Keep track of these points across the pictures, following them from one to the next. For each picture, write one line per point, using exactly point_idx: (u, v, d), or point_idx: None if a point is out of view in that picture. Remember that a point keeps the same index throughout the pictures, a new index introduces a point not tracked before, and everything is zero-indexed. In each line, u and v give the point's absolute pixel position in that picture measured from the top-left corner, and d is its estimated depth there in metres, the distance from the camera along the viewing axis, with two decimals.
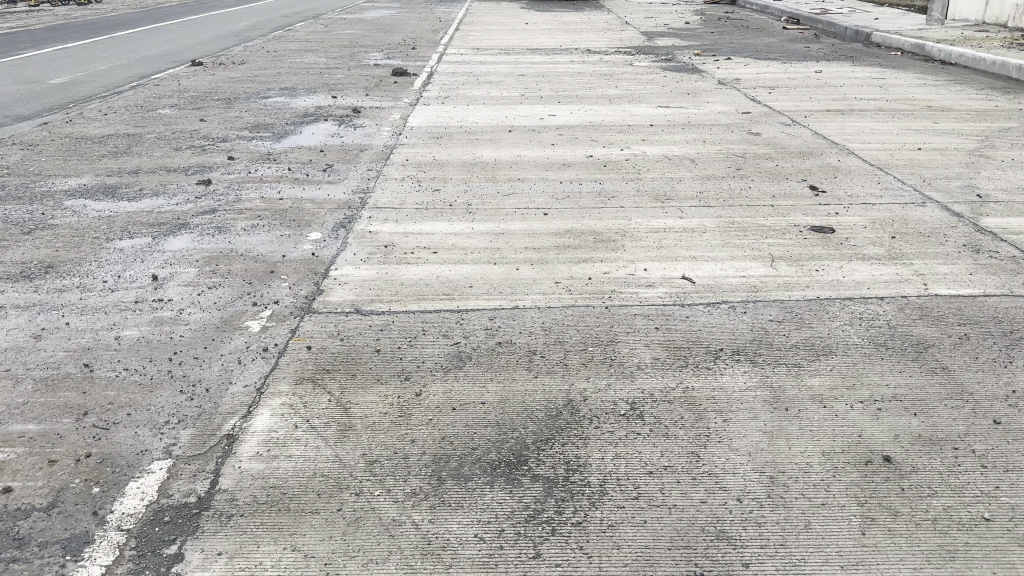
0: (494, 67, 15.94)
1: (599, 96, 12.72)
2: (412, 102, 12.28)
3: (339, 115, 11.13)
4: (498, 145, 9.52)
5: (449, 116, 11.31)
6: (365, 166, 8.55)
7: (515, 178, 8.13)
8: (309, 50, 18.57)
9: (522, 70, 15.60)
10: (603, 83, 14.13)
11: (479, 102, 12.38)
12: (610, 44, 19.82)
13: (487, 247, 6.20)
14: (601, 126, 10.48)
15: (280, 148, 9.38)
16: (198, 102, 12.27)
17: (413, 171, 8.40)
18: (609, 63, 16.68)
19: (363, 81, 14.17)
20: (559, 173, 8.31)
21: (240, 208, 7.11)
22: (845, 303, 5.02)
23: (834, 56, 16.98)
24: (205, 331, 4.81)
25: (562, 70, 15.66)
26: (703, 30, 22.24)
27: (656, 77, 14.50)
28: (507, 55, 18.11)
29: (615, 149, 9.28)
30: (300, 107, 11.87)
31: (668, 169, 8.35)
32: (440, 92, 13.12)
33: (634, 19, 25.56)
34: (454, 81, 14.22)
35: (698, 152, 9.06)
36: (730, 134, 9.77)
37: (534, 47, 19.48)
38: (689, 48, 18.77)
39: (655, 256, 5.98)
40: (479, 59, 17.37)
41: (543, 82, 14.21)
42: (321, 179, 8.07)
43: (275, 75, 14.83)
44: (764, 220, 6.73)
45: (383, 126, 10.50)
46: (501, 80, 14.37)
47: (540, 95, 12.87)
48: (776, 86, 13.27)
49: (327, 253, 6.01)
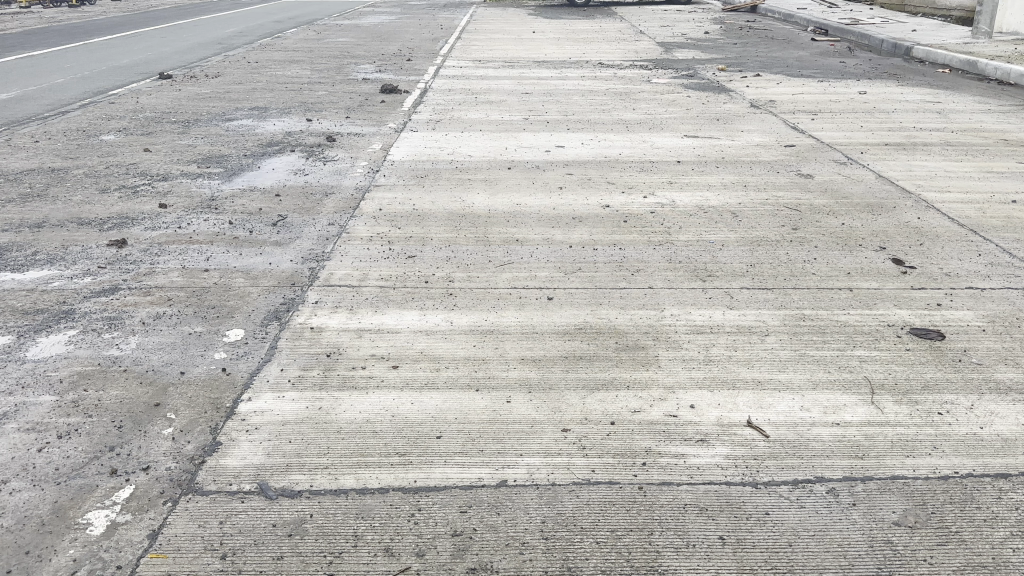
0: (495, 84, 14.28)
1: (615, 122, 11.03)
2: (397, 128, 10.63)
3: (309, 146, 9.48)
4: (494, 189, 7.84)
5: (440, 146, 9.65)
6: (326, 219, 6.88)
7: (513, 239, 6.44)
8: (293, 61, 16.91)
9: (527, 87, 13.93)
10: (619, 104, 12.44)
11: (476, 128, 10.72)
12: (624, 57, 18.15)
13: (470, 356, 4.51)
14: (619, 163, 8.79)
15: (228, 190, 7.71)
16: (149, 126, 10.61)
17: (385, 227, 6.72)
18: (624, 79, 14.99)
19: (346, 100, 12.53)
20: (569, 231, 6.63)
21: (148, 287, 5.45)
22: (1003, 492, 3.32)
23: (874, 74, 15.28)
24: (16, 533, 3.12)
25: (573, 87, 13.98)
26: (725, 42, 20.53)
27: (678, 98, 12.80)
28: (511, 68, 16.46)
29: (638, 196, 7.60)
30: (266, 133, 10.21)
31: (705, 226, 6.67)
32: (432, 115, 11.46)
33: (649, 29, 23.86)
34: (450, 101, 12.56)
35: (739, 201, 7.39)
36: (776, 177, 8.08)
37: (542, 59, 17.83)
38: (711, 62, 17.06)
39: (703, 375, 4.28)
40: (481, 74, 15.71)
41: (550, 103, 12.53)
42: (266, 238, 6.39)
43: (248, 91, 13.19)
44: (842, 314, 5.04)
45: (358, 160, 8.84)
46: (503, 100, 12.71)
47: (546, 120, 11.19)
48: (817, 111, 11.59)
49: (242, 369, 4.34)
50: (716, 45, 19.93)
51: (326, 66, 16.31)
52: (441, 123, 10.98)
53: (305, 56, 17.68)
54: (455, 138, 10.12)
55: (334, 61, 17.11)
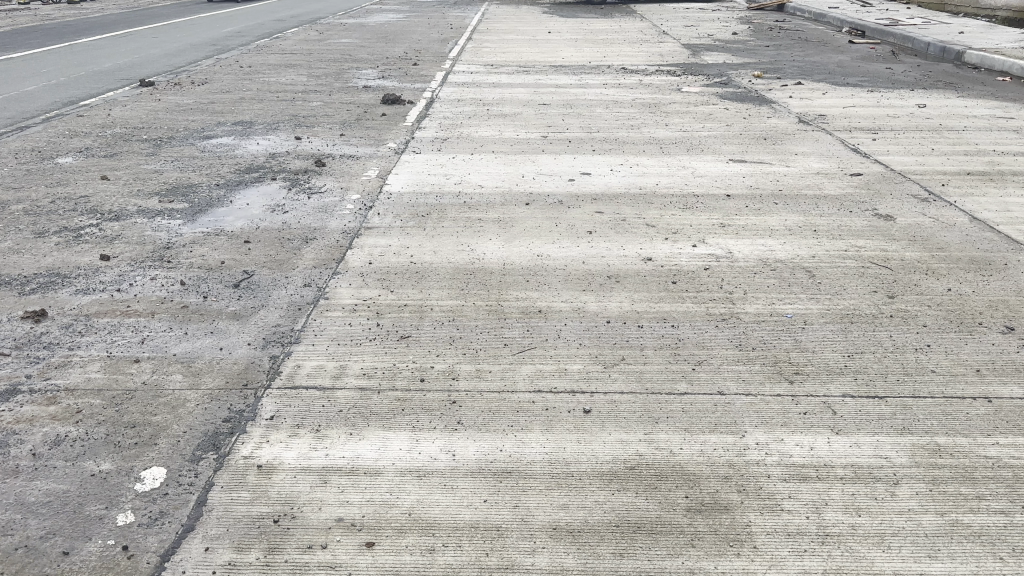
0: (511, 94, 12.98)
1: (647, 141, 9.69)
2: (398, 148, 9.32)
3: (294, 173, 8.17)
4: (511, 233, 6.51)
5: (446, 173, 8.34)
6: (302, 277, 5.56)
7: (536, 308, 5.10)
8: (290, 66, 15.61)
9: (545, 98, 12.60)
10: (649, 118, 11.11)
11: (489, 149, 9.41)
12: (648, 61, 16.80)
13: (481, 519, 3.17)
14: (658, 197, 7.46)
15: (189, 235, 6.41)
16: (116, 145, 9.34)
17: (374, 290, 5.39)
18: (652, 87, 13.64)
19: (342, 113, 11.22)
20: (605, 295, 5.29)
21: (56, 389, 4.15)
22: None
23: (927, 82, 13.88)
24: None
25: (595, 97, 12.66)
26: (755, 45, 19.14)
27: (714, 111, 11.44)
28: (527, 74, 15.13)
29: (685, 243, 6.25)
30: (246, 156, 8.91)
31: (775, 292, 5.33)
32: (438, 132, 10.16)
33: (672, 29, 22.49)
34: (459, 115, 11.26)
35: (809, 252, 6.05)
36: (850, 218, 6.74)
37: (559, 63, 16.49)
38: (744, 68, 15.67)
39: (819, 566, 2.93)
40: (494, 80, 14.39)
41: (571, 117, 11.22)
42: (222, 308, 5.08)
43: (236, 102, 11.92)
44: (991, 445, 3.68)
45: (350, 193, 7.53)
46: (520, 114, 11.39)
47: (569, 140, 9.86)
48: (876, 129, 10.22)
49: (151, 547, 3.01)
50: (747, 49, 18.53)
51: (325, 72, 15.01)
52: (449, 143, 9.66)
53: (303, 60, 16.39)
54: (465, 162, 8.81)
55: (334, 65, 15.80)
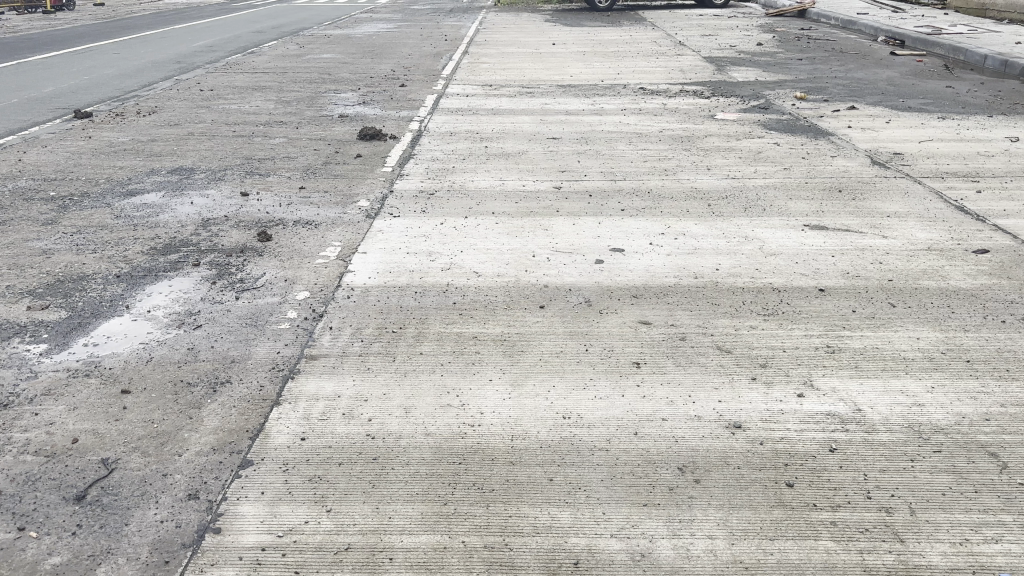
0: (515, 126, 10.96)
1: (690, 194, 7.66)
2: (373, 209, 7.28)
3: (226, 255, 6.11)
4: (522, 367, 4.44)
5: (432, 249, 6.28)
6: (189, 480, 3.49)
7: (567, 554, 3.02)
8: (258, 89, 13.57)
9: (556, 131, 10.58)
10: (685, 158, 9.09)
11: (489, 207, 7.38)
12: (669, 80, 14.81)
13: None
14: (724, 292, 5.41)
15: (45, 380, 4.35)
16: (9, 207, 7.29)
17: (300, 506, 3.30)
18: (680, 114, 11.63)
19: (308, 156, 9.18)
20: (683, 517, 3.21)
21: None
22: None
23: (1003, 105, 11.85)
24: None
25: (615, 129, 10.63)
26: (785, 59, 17.14)
27: (762, 148, 9.43)
28: (531, 98, 13.13)
29: (780, 389, 4.18)
30: (172, 224, 6.87)
31: (960, 513, 3.25)
32: (426, 184, 8.14)
33: (688, 39, 20.52)
34: (452, 159, 9.25)
35: (976, 411, 3.99)
36: (1009, 340, 4.70)
37: (569, 83, 14.49)
38: (780, 88, 13.67)
39: None
40: (495, 107, 12.40)
41: (590, 158, 9.19)
42: (39, 564, 3.04)
43: (182, 141, 9.90)
44: None
45: (295, 289, 5.48)
46: (526, 156, 9.36)
47: (590, 193, 7.83)
48: (972, 174, 8.21)
49: None
50: (777, 64, 16.52)
51: (298, 96, 12.99)
52: (437, 200, 7.60)
53: (275, 81, 14.37)
54: (459, 230, 6.74)
55: (310, 87, 13.77)
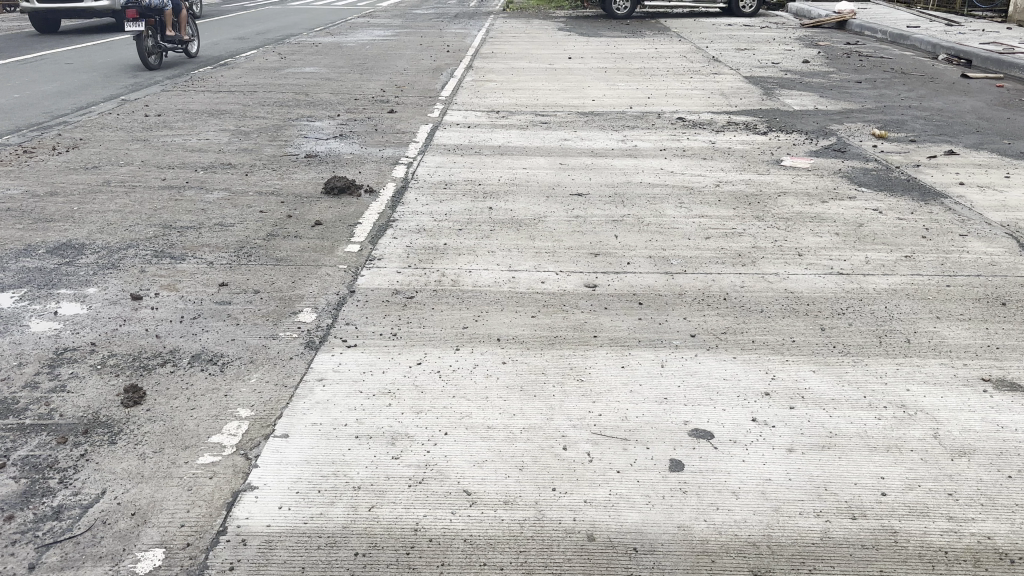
0: (528, 175, 8.63)
1: (784, 304, 5.28)
2: (320, 329, 4.87)
3: (57, 444, 3.71)
4: None
5: (399, 424, 3.86)
6: None
7: None
8: (215, 115, 11.24)
9: (581, 184, 8.25)
10: (759, 231, 6.73)
11: (494, 326, 4.98)
12: (710, 107, 12.46)
13: None
14: (909, 569, 2.99)
15: None
16: None
17: None
18: (734, 159, 9.28)
19: (248, 223, 6.81)
20: None
21: None
22: None
23: None
24: None
25: (657, 183, 8.28)
26: (839, 81, 14.77)
27: (858, 219, 7.08)
28: (547, 131, 10.78)
29: None
30: (5, 361, 4.50)
31: None
32: (404, 277, 5.76)
33: (721, 54, 18.15)
34: (446, 227, 6.90)
35: None
36: None
37: (592, 110, 12.16)
38: (849, 121, 11.30)
39: None
40: (504, 145, 10.05)
41: (631, 229, 6.83)
42: None
43: (91, 195, 7.55)
44: None
45: (143, 539, 3.10)
46: (542, 224, 7.00)
47: (639, 296, 5.44)
48: None
49: None
50: (832, 87, 14.14)
51: (261, 127, 10.65)
52: (414, 309, 5.20)
53: (239, 104, 12.03)
54: (444, 376, 4.32)
55: (279, 114, 11.44)
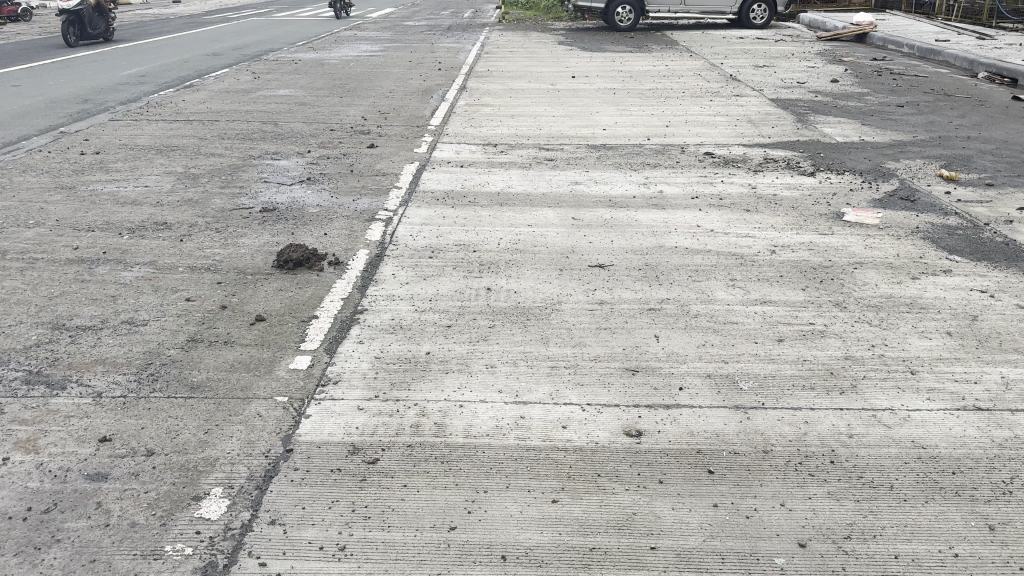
0: (534, 236, 7.00)
1: (920, 478, 3.62)
2: (233, 536, 3.19)
3: None
4: None
5: None
6: None
7: None
8: (163, 155, 9.60)
9: (600, 250, 6.63)
10: (844, 331, 5.09)
11: (496, 515, 3.31)
12: (738, 137, 10.86)
13: None
14: None
15: None
16: None
17: None
18: (781, 210, 7.68)
19: (166, 323, 5.15)
20: None
21: None
22: None
23: None
24: None
25: (695, 247, 6.66)
26: (877, 105, 13.18)
27: (967, 307, 5.45)
28: (553, 172, 9.18)
29: None
30: None
31: None
32: (367, 413, 4.09)
33: (739, 72, 16.57)
34: (431, 321, 5.25)
35: None
36: None
37: (604, 144, 10.57)
38: (905, 158, 9.70)
39: None
40: (503, 192, 8.44)
41: (673, 324, 5.18)
42: None
43: None
44: None
45: None
46: (555, 315, 5.35)
47: (705, 454, 3.75)
48: None
49: None
50: (872, 113, 12.55)
51: (216, 169, 9.01)
52: (376, 486, 3.50)
53: (196, 138, 10.41)
54: None
55: (240, 151, 9.81)
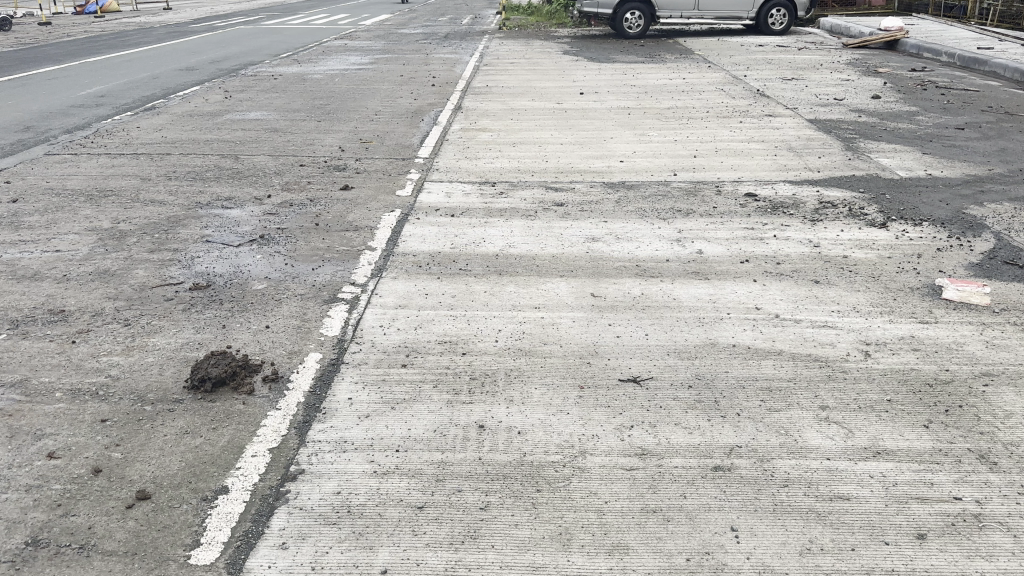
0: (543, 325, 5.34)
1: None
2: None
3: None
4: None
5: None
6: None
7: None
8: (91, 203, 7.97)
9: (631, 349, 4.96)
10: (1011, 519, 3.41)
11: None
12: (781, 172, 9.20)
13: None
14: None
15: None
16: None
17: None
18: (858, 282, 6.01)
19: (5, 506, 3.51)
20: None
21: None
22: None
23: None
24: None
25: (758, 345, 5.00)
26: (931, 127, 11.51)
27: None
28: (564, 223, 7.53)
29: None
30: None
31: None
32: None
33: (767, 87, 14.92)
34: (395, 491, 3.58)
35: None
36: None
37: (623, 182, 8.92)
38: (989, 200, 8.03)
39: None
40: (503, 252, 6.78)
41: (754, 502, 3.51)
42: None
43: None
44: None
45: None
46: (578, 478, 3.67)
47: None
48: None
49: None
50: (929, 138, 10.88)
51: (151, 223, 7.38)
52: None
53: (138, 180, 8.78)
54: None
55: (186, 196, 8.18)
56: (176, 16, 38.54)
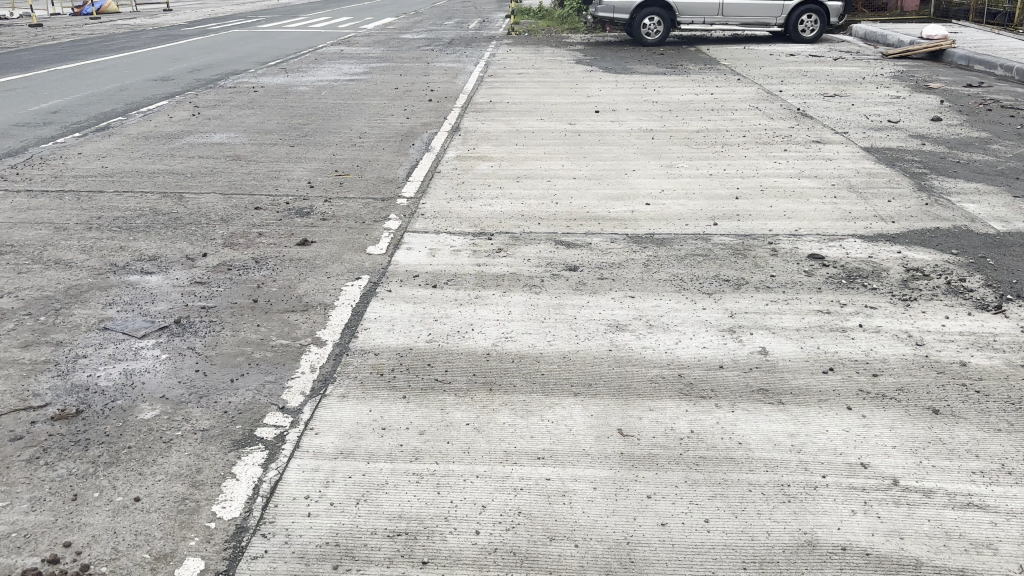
0: (548, 496, 3.60)
1: None
2: None
3: None
4: None
5: None
6: None
7: None
8: None
9: (684, 554, 3.22)
10: None
11: None
12: (845, 223, 7.47)
13: None
14: None
15: None
16: None
17: None
18: (995, 414, 4.26)
19: None
20: None
21: None
22: None
23: None
24: None
25: (877, 551, 3.25)
26: (1012, 159, 9.73)
27: None
28: (579, 299, 5.81)
29: None
30: None
31: None
32: None
33: (807, 105, 13.17)
34: None
35: None
36: None
37: (650, 235, 7.21)
38: None
39: None
40: (498, 346, 5.06)
41: None
42: None
43: None
44: None
45: None
46: None
47: None
48: None
49: None
50: (1013, 174, 9.13)
51: (40, 299, 5.67)
52: None
53: (49, 229, 7.08)
54: None
55: (100, 256, 6.48)
56: (173, 18, 36.98)
